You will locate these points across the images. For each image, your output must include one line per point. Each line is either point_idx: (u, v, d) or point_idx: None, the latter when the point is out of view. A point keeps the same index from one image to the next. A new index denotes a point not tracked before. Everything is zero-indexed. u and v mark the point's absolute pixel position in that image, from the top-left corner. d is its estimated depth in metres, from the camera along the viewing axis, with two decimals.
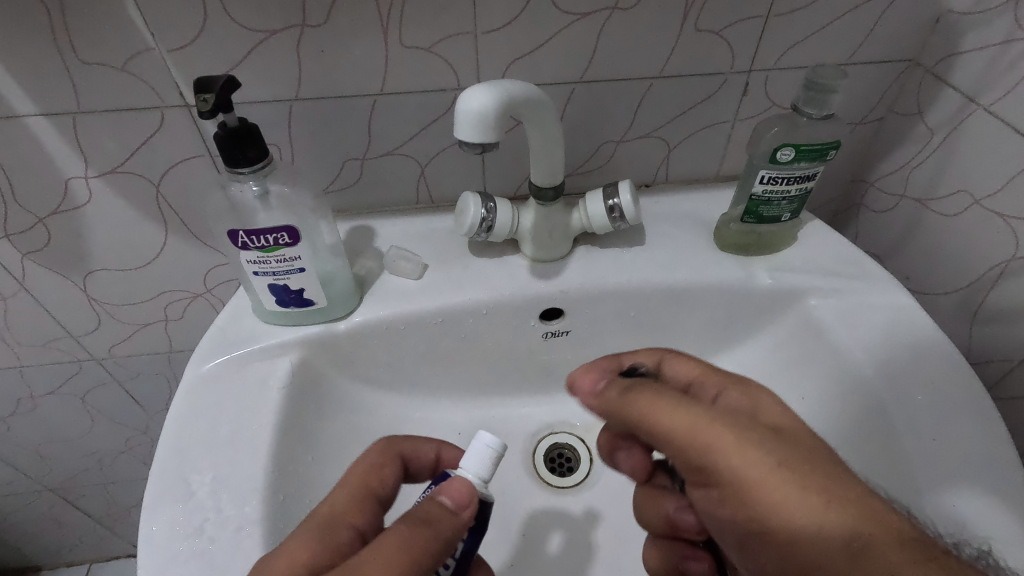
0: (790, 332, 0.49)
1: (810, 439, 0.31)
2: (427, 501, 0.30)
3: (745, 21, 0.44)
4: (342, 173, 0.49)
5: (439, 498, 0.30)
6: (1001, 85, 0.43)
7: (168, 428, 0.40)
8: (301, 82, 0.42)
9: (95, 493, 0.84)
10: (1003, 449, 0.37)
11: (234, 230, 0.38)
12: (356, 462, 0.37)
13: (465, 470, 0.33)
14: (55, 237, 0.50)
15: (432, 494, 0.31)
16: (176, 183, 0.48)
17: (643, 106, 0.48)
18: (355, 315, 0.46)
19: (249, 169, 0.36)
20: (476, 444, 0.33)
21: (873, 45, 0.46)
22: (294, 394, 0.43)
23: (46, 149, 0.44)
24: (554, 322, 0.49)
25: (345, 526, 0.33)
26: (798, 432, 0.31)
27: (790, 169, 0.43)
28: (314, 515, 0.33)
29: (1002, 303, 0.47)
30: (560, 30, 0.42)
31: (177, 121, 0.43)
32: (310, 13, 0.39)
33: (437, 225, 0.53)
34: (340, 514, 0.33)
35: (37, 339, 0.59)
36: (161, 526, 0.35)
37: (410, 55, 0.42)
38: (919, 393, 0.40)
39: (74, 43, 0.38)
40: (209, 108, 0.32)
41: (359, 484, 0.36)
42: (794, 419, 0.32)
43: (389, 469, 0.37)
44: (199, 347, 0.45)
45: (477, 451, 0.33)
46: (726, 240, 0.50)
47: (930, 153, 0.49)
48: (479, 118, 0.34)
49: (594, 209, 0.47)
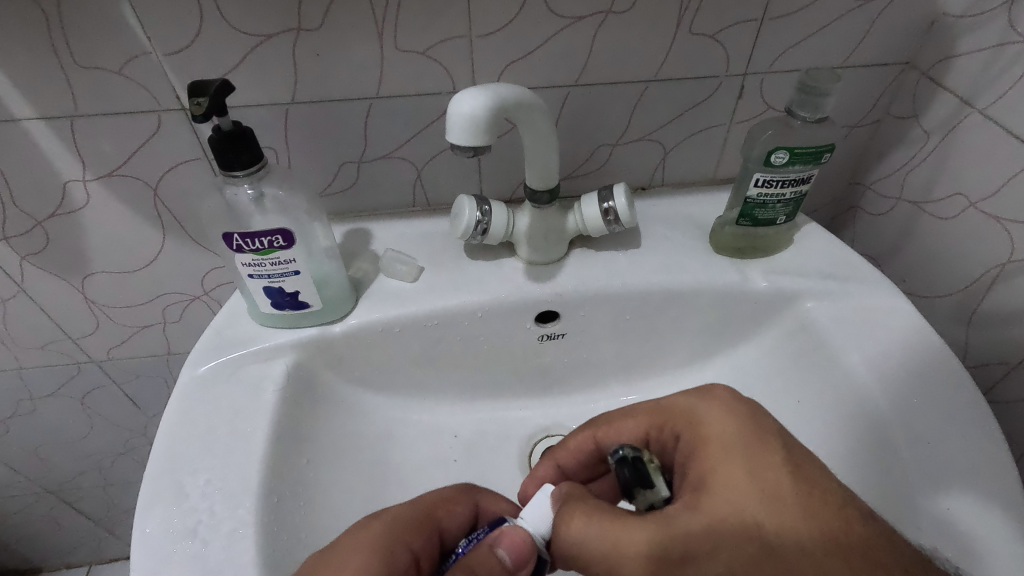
0: (786, 334, 0.49)
1: (757, 516, 0.29)
2: (486, 550, 0.32)
3: (740, 24, 0.44)
4: (339, 176, 0.49)
5: (498, 551, 0.32)
6: (997, 88, 0.43)
7: (163, 429, 0.40)
8: (297, 85, 0.43)
9: (94, 495, 0.84)
10: (997, 452, 0.37)
11: (229, 233, 0.38)
12: (434, 489, 0.39)
13: (525, 519, 0.34)
14: (53, 240, 0.50)
15: (491, 543, 0.33)
16: (173, 186, 0.48)
17: (639, 109, 0.48)
18: (350, 317, 0.46)
19: (243, 172, 0.36)
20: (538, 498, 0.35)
21: (868, 48, 0.46)
22: (289, 397, 0.43)
23: (44, 152, 0.44)
24: (550, 325, 0.49)
25: (402, 547, 0.35)
26: (740, 517, 0.29)
27: (784, 172, 0.44)
28: (378, 526, 0.36)
29: (998, 306, 0.46)
30: (555, 34, 0.42)
31: (174, 124, 0.44)
32: (306, 17, 0.39)
33: (434, 228, 0.53)
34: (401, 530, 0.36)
35: (36, 341, 0.59)
36: (153, 528, 0.35)
37: (406, 59, 0.42)
38: (914, 397, 0.40)
39: (72, 47, 0.39)
40: (202, 112, 0.32)
41: (427, 513, 0.38)
42: (740, 501, 0.30)
43: (460, 506, 0.39)
44: (196, 348, 0.45)
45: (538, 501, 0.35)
46: (722, 243, 0.50)
47: (926, 156, 0.49)
48: (471, 123, 0.34)
49: (589, 212, 0.47)
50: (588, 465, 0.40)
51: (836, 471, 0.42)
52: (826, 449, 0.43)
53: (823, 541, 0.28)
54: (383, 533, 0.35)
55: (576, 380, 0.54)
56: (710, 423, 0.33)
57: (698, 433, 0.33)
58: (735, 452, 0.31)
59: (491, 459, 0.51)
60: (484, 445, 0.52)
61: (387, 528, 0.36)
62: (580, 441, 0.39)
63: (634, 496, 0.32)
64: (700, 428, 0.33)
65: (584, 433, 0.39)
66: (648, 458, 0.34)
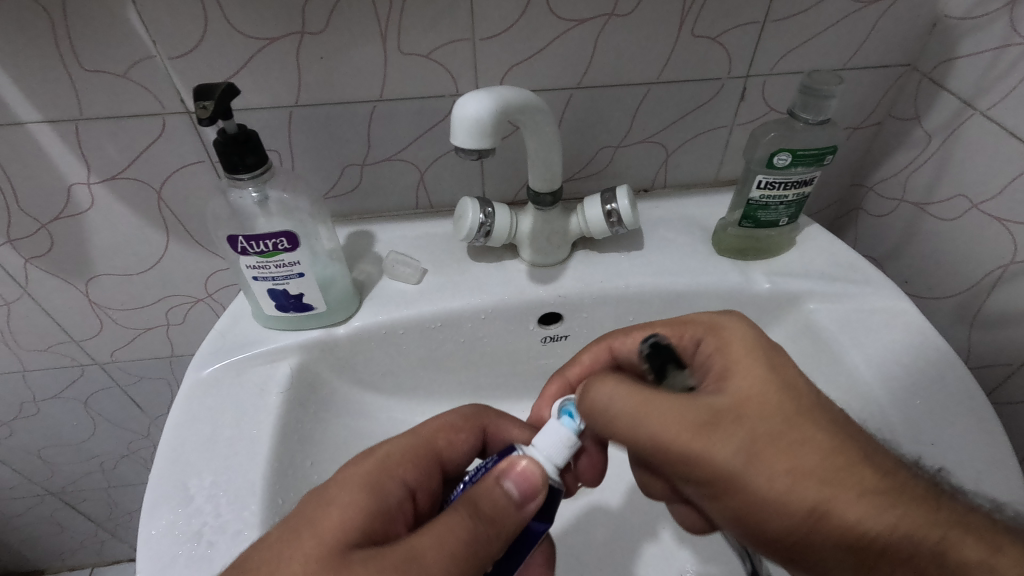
0: (789, 336, 0.49)
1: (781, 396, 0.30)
2: (492, 484, 0.31)
3: (742, 27, 0.44)
4: (342, 179, 0.49)
5: (503, 483, 0.31)
6: (998, 90, 0.43)
7: (168, 430, 0.40)
8: (300, 89, 0.43)
9: (97, 496, 0.84)
10: (1002, 453, 0.37)
11: (234, 235, 0.38)
12: (432, 419, 0.41)
13: (535, 448, 0.33)
14: (57, 242, 0.50)
15: (499, 475, 0.31)
16: (177, 189, 0.48)
17: (641, 111, 0.48)
18: (354, 319, 0.46)
19: (248, 175, 0.36)
20: (550, 427, 0.33)
21: (869, 50, 0.47)
22: (293, 399, 0.43)
23: (49, 155, 0.44)
24: (554, 328, 0.50)
25: (395, 479, 0.35)
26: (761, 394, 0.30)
27: (786, 174, 0.44)
28: (375, 459, 0.36)
29: (1001, 307, 0.46)
30: (558, 37, 0.43)
31: (178, 127, 0.44)
32: (310, 21, 0.39)
33: (437, 231, 0.53)
34: (393, 465, 0.36)
35: (40, 343, 0.60)
36: (158, 530, 0.35)
37: (409, 62, 0.42)
38: (917, 398, 0.40)
39: (77, 51, 0.39)
40: (208, 115, 0.32)
41: (423, 443, 0.39)
42: (766, 382, 0.31)
43: (461, 436, 0.41)
44: (199, 351, 0.45)
45: (550, 433, 0.33)
46: (725, 245, 0.50)
47: (927, 158, 0.49)
48: (475, 124, 0.34)
49: (592, 214, 0.47)
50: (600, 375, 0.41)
51: None
52: None
53: (835, 426, 0.30)
54: (376, 466, 0.35)
55: None
56: (730, 332, 0.34)
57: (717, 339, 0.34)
58: (761, 349, 0.33)
59: None
60: None
61: (380, 463, 0.36)
62: (595, 355, 0.40)
63: (666, 374, 0.35)
64: (725, 330, 0.35)
65: (599, 346, 0.40)
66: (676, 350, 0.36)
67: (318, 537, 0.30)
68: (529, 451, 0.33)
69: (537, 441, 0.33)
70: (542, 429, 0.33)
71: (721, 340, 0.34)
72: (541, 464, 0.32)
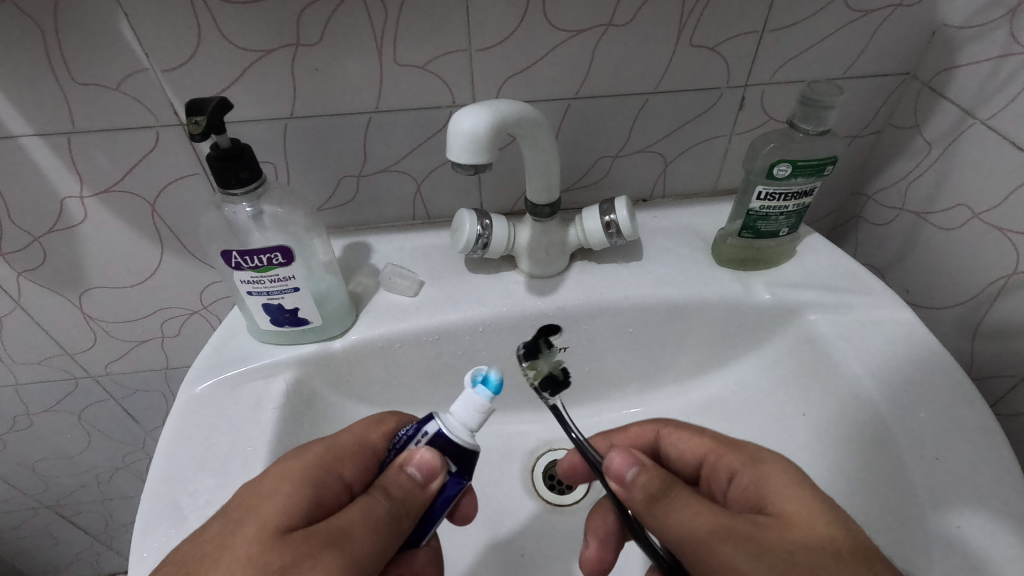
0: (789, 348, 0.49)
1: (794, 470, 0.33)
2: (396, 471, 0.31)
3: (740, 36, 0.43)
4: (338, 191, 0.49)
5: (405, 467, 0.31)
6: (997, 100, 0.42)
7: (160, 449, 0.39)
8: (295, 100, 0.42)
9: (93, 509, 0.83)
10: (1010, 468, 0.36)
11: (228, 251, 0.37)
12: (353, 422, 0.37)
13: (452, 416, 0.32)
14: (50, 255, 0.50)
15: (400, 463, 0.32)
16: (172, 201, 0.48)
17: (639, 121, 0.48)
18: (351, 332, 0.45)
19: (242, 190, 0.36)
20: (467, 394, 0.32)
21: (869, 58, 0.46)
22: (289, 415, 0.43)
23: (41, 168, 0.43)
24: (544, 353, 0.46)
25: (332, 477, 0.33)
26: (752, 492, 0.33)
27: (786, 184, 0.43)
28: (307, 460, 0.33)
29: (1005, 318, 0.46)
30: (555, 47, 0.42)
31: (172, 140, 0.43)
32: (305, 33, 0.39)
33: (434, 242, 0.53)
34: (328, 461, 0.33)
35: (33, 356, 0.59)
36: (152, 552, 0.34)
37: (405, 72, 0.42)
38: (922, 411, 0.39)
39: (69, 64, 0.38)
40: (200, 130, 0.32)
41: (355, 442, 0.35)
42: (799, 493, 0.31)
43: (391, 424, 0.37)
44: (193, 365, 0.45)
45: (466, 401, 0.32)
46: (724, 255, 0.50)
47: (928, 166, 0.49)
48: (470, 140, 0.34)
49: (590, 225, 0.47)
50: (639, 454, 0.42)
51: (843, 485, 0.41)
52: (831, 463, 0.43)
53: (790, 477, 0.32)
54: (311, 464, 0.33)
55: (578, 393, 0.53)
56: (776, 465, 0.33)
57: (760, 470, 0.33)
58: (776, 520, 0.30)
59: (493, 473, 0.51)
60: (486, 459, 0.51)
61: (314, 461, 0.33)
62: (643, 428, 0.41)
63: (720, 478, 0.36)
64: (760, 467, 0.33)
65: (648, 423, 0.41)
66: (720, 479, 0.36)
67: (254, 529, 0.29)
68: (446, 419, 0.32)
69: (455, 409, 0.32)
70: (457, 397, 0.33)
71: (765, 471, 0.33)
72: (451, 426, 0.32)
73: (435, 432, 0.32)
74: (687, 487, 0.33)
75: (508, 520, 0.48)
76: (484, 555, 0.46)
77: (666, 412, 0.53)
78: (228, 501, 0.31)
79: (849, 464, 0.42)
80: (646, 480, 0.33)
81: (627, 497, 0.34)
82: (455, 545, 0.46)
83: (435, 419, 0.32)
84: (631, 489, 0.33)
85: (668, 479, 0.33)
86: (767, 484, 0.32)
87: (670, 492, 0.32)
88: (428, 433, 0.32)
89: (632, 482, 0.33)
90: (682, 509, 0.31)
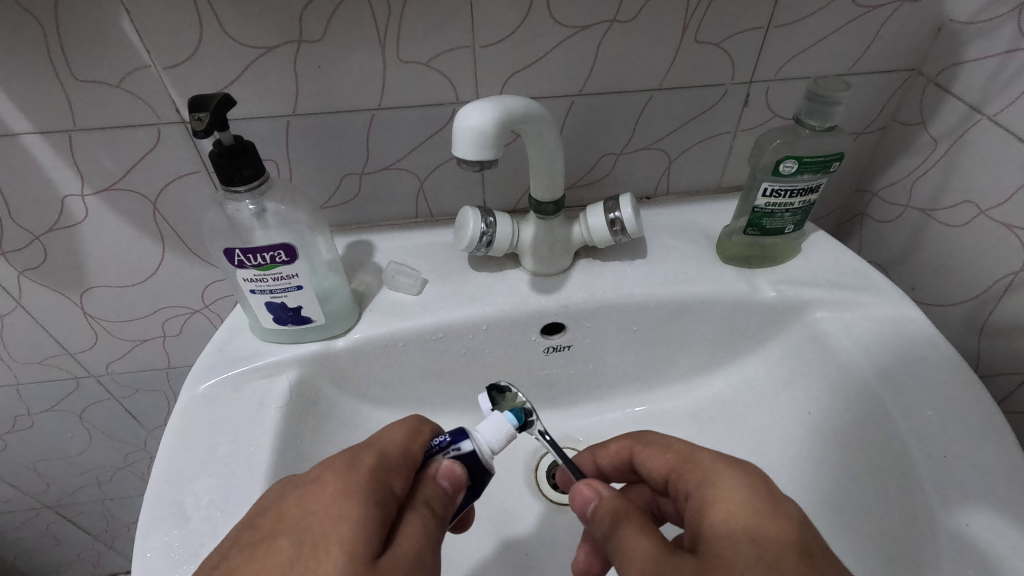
0: (794, 345, 0.49)
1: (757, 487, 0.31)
2: (428, 480, 0.32)
3: (746, 32, 0.43)
4: (341, 188, 0.49)
5: (438, 478, 0.32)
6: (1004, 95, 0.42)
7: (163, 448, 0.39)
8: (297, 97, 0.42)
9: (94, 509, 0.83)
10: (1018, 466, 0.36)
11: (230, 248, 0.37)
12: (389, 425, 0.33)
13: (480, 436, 0.33)
14: (51, 254, 0.49)
15: (432, 473, 0.32)
16: (173, 199, 0.47)
17: (644, 118, 0.47)
18: (354, 331, 0.45)
19: (245, 187, 0.35)
20: (496, 416, 0.34)
21: (875, 53, 0.46)
22: (292, 413, 0.43)
23: (41, 166, 0.43)
24: (505, 400, 0.36)
25: (387, 491, 0.30)
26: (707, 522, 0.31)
27: (792, 181, 0.43)
28: (362, 472, 0.30)
29: (1011, 315, 0.46)
30: (559, 42, 0.42)
31: (173, 137, 0.43)
32: (307, 29, 0.39)
33: (438, 240, 0.52)
34: (383, 474, 0.30)
35: (34, 356, 0.59)
36: (155, 552, 0.34)
37: (408, 69, 0.42)
38: (929, 409, 0.39)
39: (69, 61, 0.38)
40: (203, 127, 0.31)
41: (401, 453, 0.32)
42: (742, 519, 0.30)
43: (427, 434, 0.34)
44: (197, 364, 0.44)
45: (498, 424, 0.33)
46: (729, 252, 0.49)
47: (934, 163, 0.49)
48: (476, 135, 0.33)
49: (595, 222, 0.46)
50: (623, 469, 0.40)
51: (850, 483, 0.41)
52: (837, 461, 0.43)
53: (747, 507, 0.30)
54: (368, 478, 0.30)
55: (582, 391, 0.53)
56: (728, 489, 0.31)
57: (709, 496, 0.32)
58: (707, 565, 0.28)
59: (497, 472, 0.51)
60: None
61: (371, 475, 0.30)
62: (620, 445, 0.40)
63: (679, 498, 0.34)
64: (713, 492, 0.32)
65: (624, 440, 0.39)
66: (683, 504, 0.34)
67: (339, 558, 0.27)
68: (476, 438, 0.33)
69: (481, 428, 0.33)
70: (486, 417, 0.34)
71: (712, 499, 0.31)
72: (481, 448, 0.33)
73: (469, 451, 0.33)
74: (642, 517, 0.31)
75: (513, 517, 0.48)
76: (488, 554, 0.46)
77: (670, 411, 0.53)
78: (292, 520, 0.28)
79: (856, 463, 0.41)
80: (601, 514, 0.32)
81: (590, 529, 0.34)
82: (458, 545, 0.46)
83: (467, 436, 0.33)
84: (591, 523, 0.33)
85: (618, 511, 0.32)
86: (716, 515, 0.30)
87: (619, 528, 0.31)
88: (460, 450, 0.33)
89: (591, 517, 0.33)
90: (625, 550, 0.30)
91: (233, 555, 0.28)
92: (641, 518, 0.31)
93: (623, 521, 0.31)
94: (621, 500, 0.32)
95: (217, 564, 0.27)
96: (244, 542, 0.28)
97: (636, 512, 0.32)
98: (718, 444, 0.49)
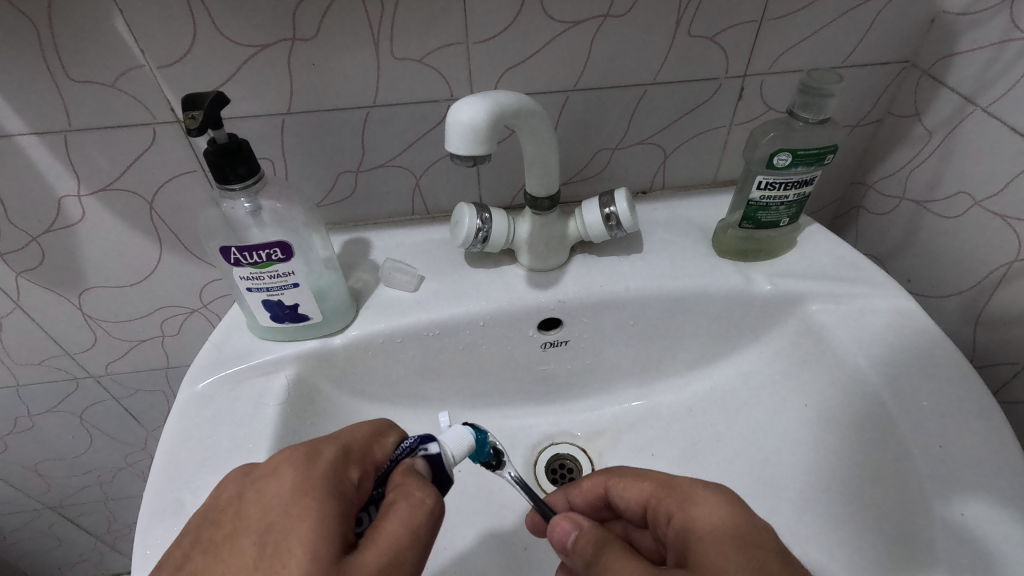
0: (790, 338, 0.49)
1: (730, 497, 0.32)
2: (401, 474, 0.32)
3: (738, 26, 0.43)
4: (337, 187, 0.49)
5: (409, 474, 0.32)
6: (999, 85, 0.42)
7: (163, 445, 0.39)
8: (292, 96, 0.42)
9: (95, 509, 0.83)
10: (1013, 455, 0.36)
11: (226, 247, 0.37)
12: (354, 424, 0.34)
13: (442, 444, 0.34)
14: (49, 254, 0.49)
15: (403, 468, 0.32)
16: (169, 199, 0.47)
17: (638, 112, 0.48)
18: (351, 328, 0.45)
19: (240, 185, 0.36)
20: (458, 428, 0.36)
21: (868, 46, 0.46)
22: (291, 410, 0.43)
23: (38, 167, 0.43)
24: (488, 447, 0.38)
25: (345, 484, 0.30)
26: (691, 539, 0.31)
27: (787, 174, 0.43)
28: (321, 465, 0.30)
29: (1007, 305, 0.46)
30: (553, 38, 0.42)
31: (169, 137, 0.43)
32: (301, 27, 0.39)
33: (434, 237, 0.53)
34: (340, 467, 0.31)
35: (34, 357, 0.59)
36: (154, 550, 0.34)
37: (402, 66, 0.42)
38: (924, 399, 0.39)
39: (64, 62, 0.38)
40: (197, 125, 0.31)
41: (360, 451, 0.32)
42: (731, 523, 0.30)
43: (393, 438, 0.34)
44: (194, 364, 0.44)
45: (460, 435, 0.35)
46: (724, 247, 0.50)
47: (929, 154, 0.49)
48: (469, 131, 0.34)
49: (591, 218, 0.47)
50: (597, 504, 0.40)
51: (846, 474, 0.41)
52: (835, 453, 0.43)
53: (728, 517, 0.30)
54: (326, 472, 0.30)
55: (579, 386, 0.53)
56: (707, 502, 0.32)
57: (690, 514, 0.32)
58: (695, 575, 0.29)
59: None
60: None
61: (329, 469, 0.30)
62: (595, 483, 0.40)
63: (658, 520, 0.34)
64: (692, 511, 0.32)
65: (598, 477, 0.39)
66: (663, 525, 0.34)
67: (302, 559, 0.26)
68: (442, 445, 0.34)
69: (445, 437, 0.35)
70: (446, 429, 0.36)
71: (694, 515, 0.31)
72: (445, 453, 0.34)
73: (435, 454, 0.33)
74: (624, 543, 0.32)
75: (512, 511, 0.48)
76: (488, 546, 0.46)
77: (668, 405, 0.53)
78: (253, 518, 0.28)
79: (853, 455, 0.41)
80: (583, 543, 0.32)
81: (571, 562, 0.33)
82: (456, 538, 0.46)
83: (434, 442, 0.34)
84: (573, 555, 0.33)
85: (602, 538, 0.32)
86: (697, 532, 0.31)
87: (602, 552, 0.31)
88: (428, 451, 0.33)
89: (573, 547, 0.33)
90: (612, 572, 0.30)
91: (198, 556, 0.28)
92: (622, 545, 0.32)
93: (605, 548, 0.31)
94: (601, 528, 0.33)
95: (182, 564, 0.27)
96: (208, 542, 0.28)
97: (617, 539, 0.32)
98: (715, 437, 0.49)
